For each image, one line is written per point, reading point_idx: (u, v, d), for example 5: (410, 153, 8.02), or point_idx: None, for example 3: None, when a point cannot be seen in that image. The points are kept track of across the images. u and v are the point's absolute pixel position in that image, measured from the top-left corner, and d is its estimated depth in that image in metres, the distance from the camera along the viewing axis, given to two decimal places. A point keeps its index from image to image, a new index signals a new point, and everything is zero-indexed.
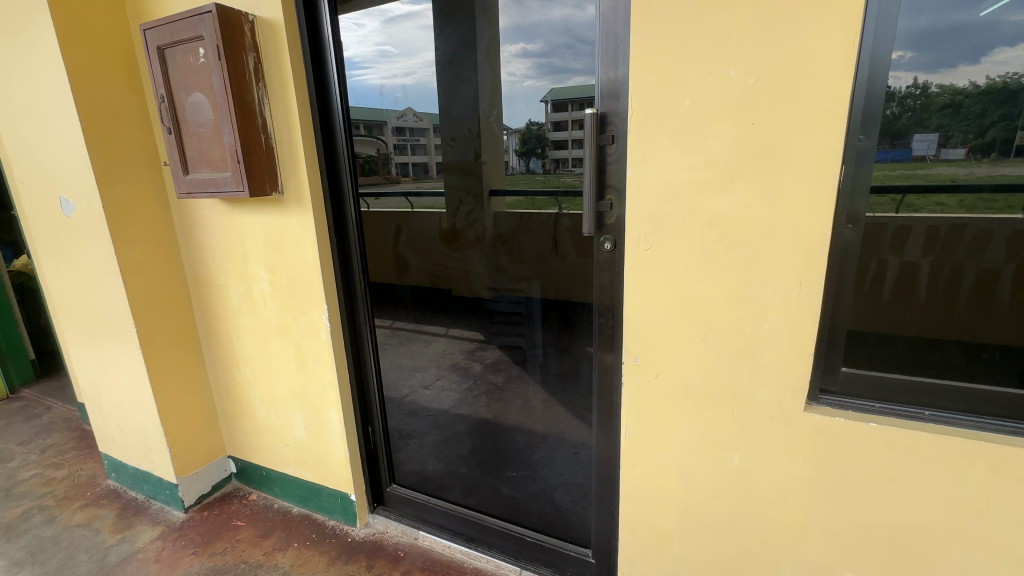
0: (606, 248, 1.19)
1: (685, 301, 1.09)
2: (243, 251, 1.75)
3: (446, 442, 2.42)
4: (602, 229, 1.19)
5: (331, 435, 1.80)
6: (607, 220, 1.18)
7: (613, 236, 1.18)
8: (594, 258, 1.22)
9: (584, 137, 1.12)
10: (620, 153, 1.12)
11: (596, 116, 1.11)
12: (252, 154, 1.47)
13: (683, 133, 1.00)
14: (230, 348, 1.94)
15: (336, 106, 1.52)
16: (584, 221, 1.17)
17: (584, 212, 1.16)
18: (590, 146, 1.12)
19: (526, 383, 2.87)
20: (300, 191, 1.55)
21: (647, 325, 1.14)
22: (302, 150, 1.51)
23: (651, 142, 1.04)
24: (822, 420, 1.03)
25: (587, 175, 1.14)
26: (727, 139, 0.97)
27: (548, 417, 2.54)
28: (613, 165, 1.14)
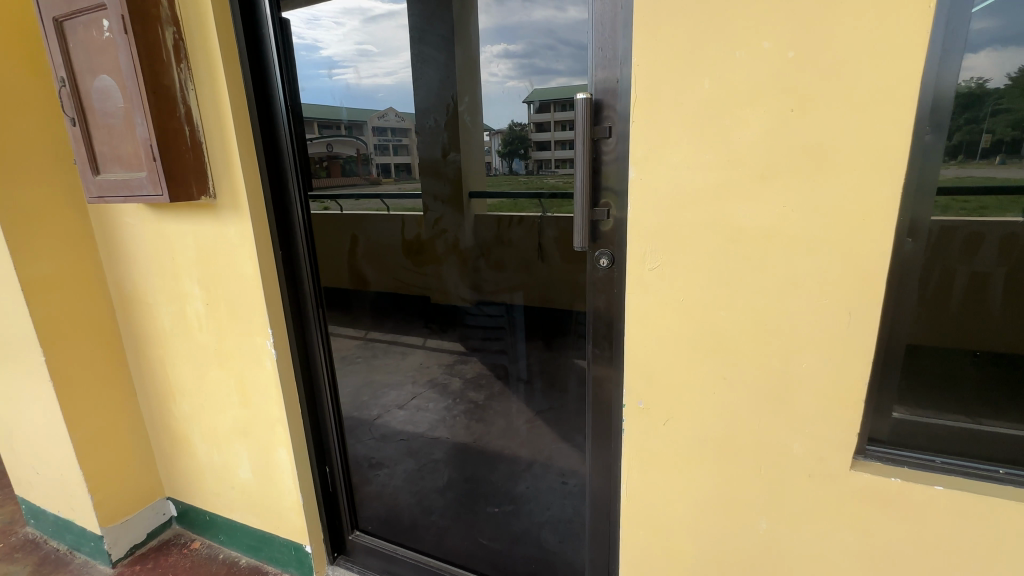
0: (602, 266, 0.98)
1: (703, 331, 0.88)
2: (172, 264, 1.49)
3: (420, 473, 2.17)
4: (597, 242, 0.97)
5: (281, 477, 1.55)
6: (603, 231, 0.96)
7: (610, 250, 0.97)
8: (587, 276, 1.00)
9: (575, 127, 0.91)
10: (620, 148, 0.91)
11: (590, 102, 0.90)
12: (173, 150, 1.22)
13: (701, 123, 0.79)
14: (164, 376, 1.67)
15: (278, 93, 1.27)
16: (575, 232, 0.96)
17: (575, 221, 0.94)
18: (583, 138, 0.90)
19: (509, 400, 2.64)
20: (236, 195, 1.30)
21: (654, 360, 0.93)
22: (236, 145, 1.26)
23: (661, 134, 0.82)
24: (874, 481, 0.83)
25: (580, 174, 0.92)
26: (760, 131, 0.76)
27: (533, 441, 2.31)
28: (611, 164, 0.92)
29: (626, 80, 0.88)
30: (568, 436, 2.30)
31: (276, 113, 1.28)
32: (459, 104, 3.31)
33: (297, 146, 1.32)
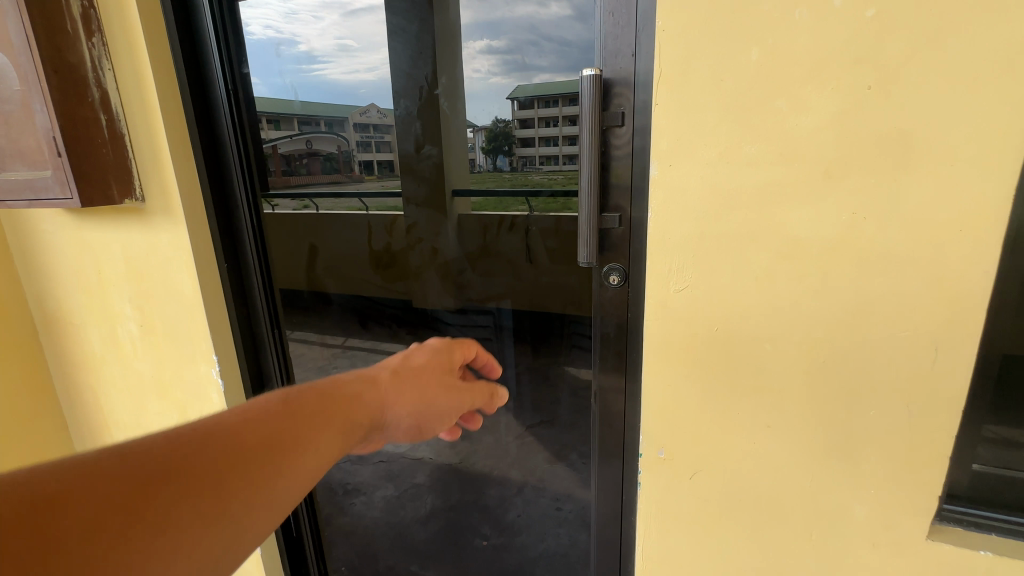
0: (613, 284, 0.81)
1: (743, 368, 0.71)
2: (100, 279, 1.26)
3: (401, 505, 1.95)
4: (606, 254, 0.80)
5: None
6: (613, 243, 0.79)
7: (621, 266, 0.79)
8: (594, 295, 0.83)
9: (580, 112, 0.73)
10: (635, 139, 0.73)
11: (600, 83, 0.72)
12: (85, 144, 1.00)
13: (748, 106, 0.61)
14: (97, 407, 1.44)
15: (217, 73, 1.04)
16: (580, 242, 0.79)
17: (579, 230, 0.77)
18: (590, 126, 0.73)
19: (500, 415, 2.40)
20: (168, 199, 1.08)
21: (679, 402, 0.76)
22: (165, 138, 1.04)
23: (693, 121, 0.64)
24: (958, 555, 0.67)
25: (585, 172, 0.75)
26: (825, 115, 0.59)
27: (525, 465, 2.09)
28: (621, 159, 0.75)
29: (645, 51, 0.69)
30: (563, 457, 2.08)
31: (216, 98, 1.05)
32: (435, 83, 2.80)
33: (243, 139, 1.10)
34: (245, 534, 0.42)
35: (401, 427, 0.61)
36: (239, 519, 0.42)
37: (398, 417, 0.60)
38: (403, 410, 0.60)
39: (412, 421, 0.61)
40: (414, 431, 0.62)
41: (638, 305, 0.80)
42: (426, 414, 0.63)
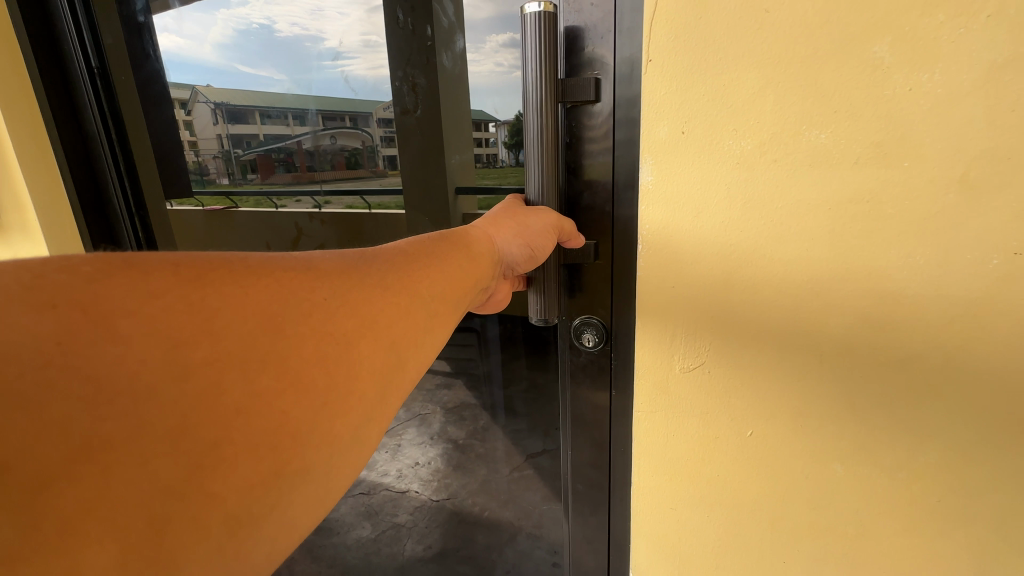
0: (587, 346, 0.53)
1: (791, 496, 0.43)
2: None
3: (370, 557, 1.05)
4: (574, 297, 0.52)
5: None
6: (588, 282, 0.51)
7: (598, 322, 0.51)
8: (561, 358, 0.56)
9: (525, 80, 0.44)
10: (615, 129, 0.45)
11: (553, 33, 0.43)
12: None
13: (812, 60, 0.34)
14: None
15: (75, 55, 0.83)
16: (532, 292, 0.50)
17: (538, 272, 0.49)
18: (540, 104, 0.44)
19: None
20: (24, 211, 0.87)
21: (687, 530, 0.49)
22: (9, 135, 0.82)
23: (712, 91, 0.37)
24: None
25: (536, 192, 0.48)
26: (960, 71, 0.31)
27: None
28: (603, 157, 0.47)
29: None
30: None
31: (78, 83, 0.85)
32: None
33: (115, 131, 0.87)
34: (441, 335, 0.36)
35: (516, 258, 0.45)
36: (445, 300, 0.36)
37: (508, 247, 0.44)
38: (511, 241, 0.44)
39: (526, 255, 0.45)
40: (529, 260, 0.45)
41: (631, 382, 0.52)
42: (541, 239, 0.44)
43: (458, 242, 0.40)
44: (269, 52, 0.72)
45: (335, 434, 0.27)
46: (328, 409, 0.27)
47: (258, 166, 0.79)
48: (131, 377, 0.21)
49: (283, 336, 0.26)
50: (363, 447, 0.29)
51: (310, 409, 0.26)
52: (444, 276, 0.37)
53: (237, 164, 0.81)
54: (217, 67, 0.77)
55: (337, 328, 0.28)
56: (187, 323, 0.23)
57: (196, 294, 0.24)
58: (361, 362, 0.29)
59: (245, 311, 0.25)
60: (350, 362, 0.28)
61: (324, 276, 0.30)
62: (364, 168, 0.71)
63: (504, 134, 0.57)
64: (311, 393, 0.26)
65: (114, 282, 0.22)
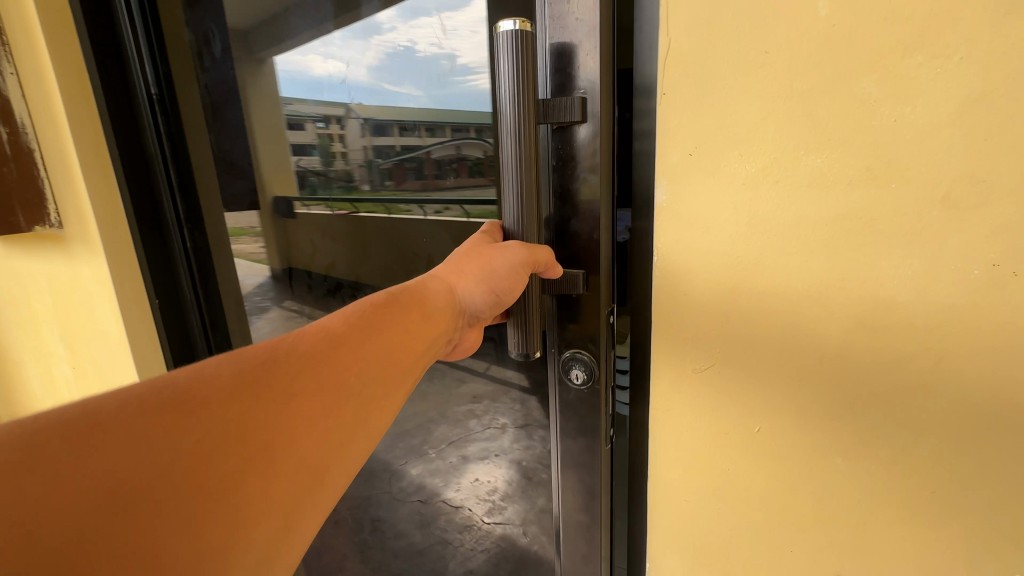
0: (576, 382, 0.59)
1: (797, 487, 0.47)
2: (31, 313, 1.11)
3: (420, 561, 1.02)
4: (567, 329, 0.59)
5: None
6: (579, 317, 0.57)
7: (588, 355, 0.58)
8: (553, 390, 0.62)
9: (500, 100, 0.48)
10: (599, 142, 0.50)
11: (529, 51, 0.47)
12: None
13: (808, 93, 0.39)
14: None
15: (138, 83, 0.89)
16: (513, 326, 0.56)
17: (522, 308, 0.54)
18: (520, 118, 0.48)
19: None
20: (86, 224, 0.91)
21: (700, 520, 0.53)
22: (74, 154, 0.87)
23: (719, 120, 0.42)
24: None
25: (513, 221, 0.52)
26: (940, 102, 0.35)
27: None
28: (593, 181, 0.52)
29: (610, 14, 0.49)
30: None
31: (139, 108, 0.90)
32: None
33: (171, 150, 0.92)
34: (375, 414, 0.43)
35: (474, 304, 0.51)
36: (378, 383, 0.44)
37: (469, 294, 0.52)
38: (472, 289, 0.51)
39: (490, 299, 0.52)
40: (492, 301, 0.52)
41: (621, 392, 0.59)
42: (502, 284, 0.50)
43: (411, 304, 0.48)
44: (406, 68, 0.67)
45: (261, 521, 0.34)
46: (253, 499, 0.34)
47: (394, 176, 0.73)
48: (85, 497, 0.29)
49: (216, 444, 0.34)
50: (293, 527, 0.36)
51: (235, 503, 0.33)
52: (397, 340, 0.46)
53: (379, 173, 0.74)
54: (360, 85, 0.72)
55: (267, 428, 0.36)
56: (153, 436, 0.32)
57: (144, 422, 0.32)
58: (289, 453, 0.37)
59: (184, 429, 0.33)
60: (278, 455, 0.36)
61: (259, 377, 0.37)
62: (485, 178, 0.64)
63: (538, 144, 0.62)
64: (239, 490, 0.34)
65: (80, 425, 0.31)
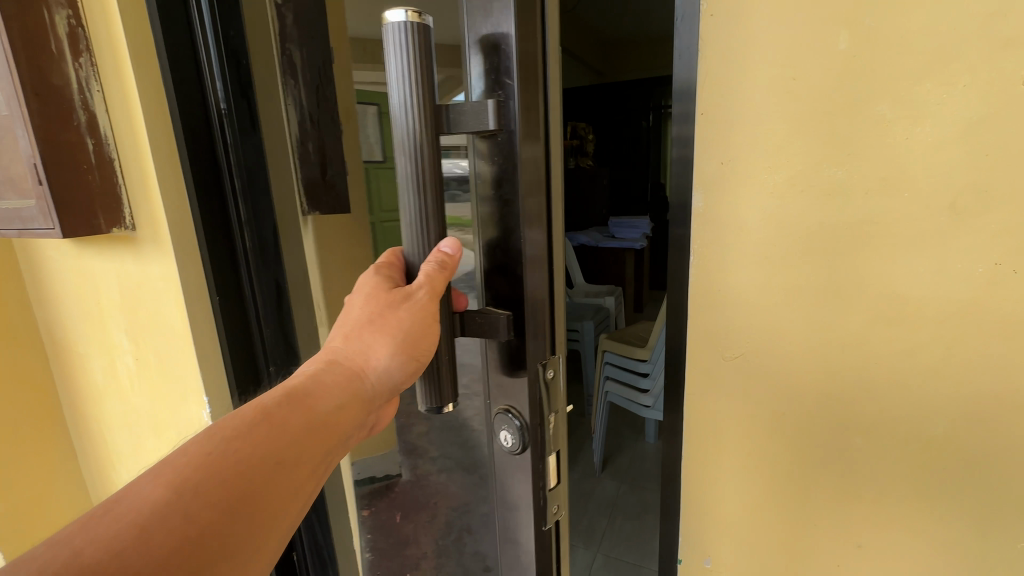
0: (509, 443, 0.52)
1: (821, 465, 0.52)
2: (99, 310, 1.20)
3: None
4: (515, 372, 0.50)
5: None
6: (521, 362, 0.49)
7: (518, 408, 0.50)
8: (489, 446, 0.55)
9: (393, 112, 0.43)
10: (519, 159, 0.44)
11: (424, 50, 0.41)
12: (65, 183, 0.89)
13: (832, 115, 0.44)
14: (103, 442, 1.38)
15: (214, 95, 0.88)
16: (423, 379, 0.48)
17: (439, 360, 0.47)
18: (420, 130, 0.42)
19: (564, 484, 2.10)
20: (156, 226, 0.93)
21: (730, 497, 0.58)
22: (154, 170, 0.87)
23: (751, 139, 0.48)
24: None
25: (414, 255, 0.46)
26: (948, 124, 0.41)
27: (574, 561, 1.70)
28: (529, 202, 0.46)
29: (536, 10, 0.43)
30: (639, 545, 1.75)
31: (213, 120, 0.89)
32: None
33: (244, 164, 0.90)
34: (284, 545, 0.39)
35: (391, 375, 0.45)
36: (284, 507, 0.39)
37: (383, 362, 0.44)
38: (385, 360, 0.44)
39: (408, 364, 0.45)
40: (410, 366, 0.45)
41: (561, 445, 0.54)
42: (421, 344, 0.45)
43: (296, 405, 0.41)
44: None
45: None
46: None
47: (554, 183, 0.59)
48: None
49: None
50: None
51: None
52: (302, 445, 0.40)
53: None
54: None
55: None
56: None
57: None
58: None
59: None
60: None
61: (130, 555, 0.31)
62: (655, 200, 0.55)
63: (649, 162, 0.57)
64: None
65: None
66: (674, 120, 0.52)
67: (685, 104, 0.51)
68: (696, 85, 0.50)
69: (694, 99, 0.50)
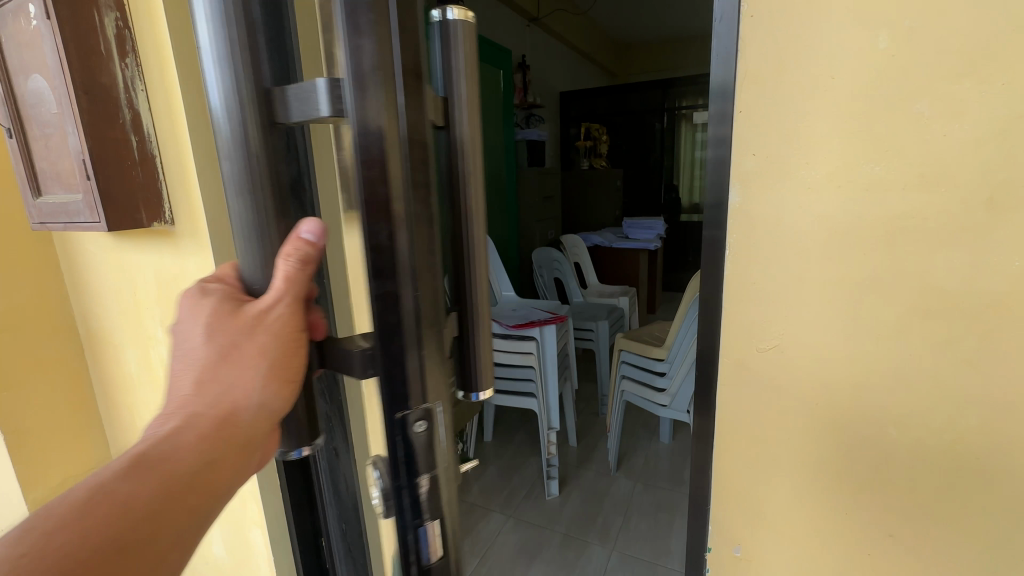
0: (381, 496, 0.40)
1: (853, 456, 0.53)
2: (133, 301, 1.24)
3: None
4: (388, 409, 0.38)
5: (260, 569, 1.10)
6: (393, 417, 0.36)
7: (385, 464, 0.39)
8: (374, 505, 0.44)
9: (215, 122, 0.35)
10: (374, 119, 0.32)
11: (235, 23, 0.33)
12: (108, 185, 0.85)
13: (868, 113, 0.46)
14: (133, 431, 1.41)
15: None
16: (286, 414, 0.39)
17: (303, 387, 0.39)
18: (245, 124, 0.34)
19: (578, 483, 2.10)
20: None
21: (761, 487, 0.59)
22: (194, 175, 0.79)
23: (788, 136, 0.49)
24: None
25: (254, 271, 0.38)
26: (984, 123, 0.42)
27: (591, 558, 1.70)
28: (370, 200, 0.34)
29: None
30: (656, 543, 1.75)
31: None
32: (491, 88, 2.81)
33: None
34: None
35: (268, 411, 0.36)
36: None
37: (250, 400, 0.35)
38: (258, 388, 0.36)
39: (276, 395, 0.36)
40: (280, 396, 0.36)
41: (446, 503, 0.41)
42: (293, 363, 0.37)
43: (158, 463, 0.32)
44: None
45: None
46: None
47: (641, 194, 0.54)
48: None
49: None
50: None
51: None
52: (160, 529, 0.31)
53: None
54: None
55: None
56: None
57: None
58: None
59: None
60: None
61: None
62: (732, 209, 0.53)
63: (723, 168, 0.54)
64: None
65: None
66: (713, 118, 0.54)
67: (724, 102, 0.53)
68: (734, 85, 0.51)
69: (732, 98, 0.52)
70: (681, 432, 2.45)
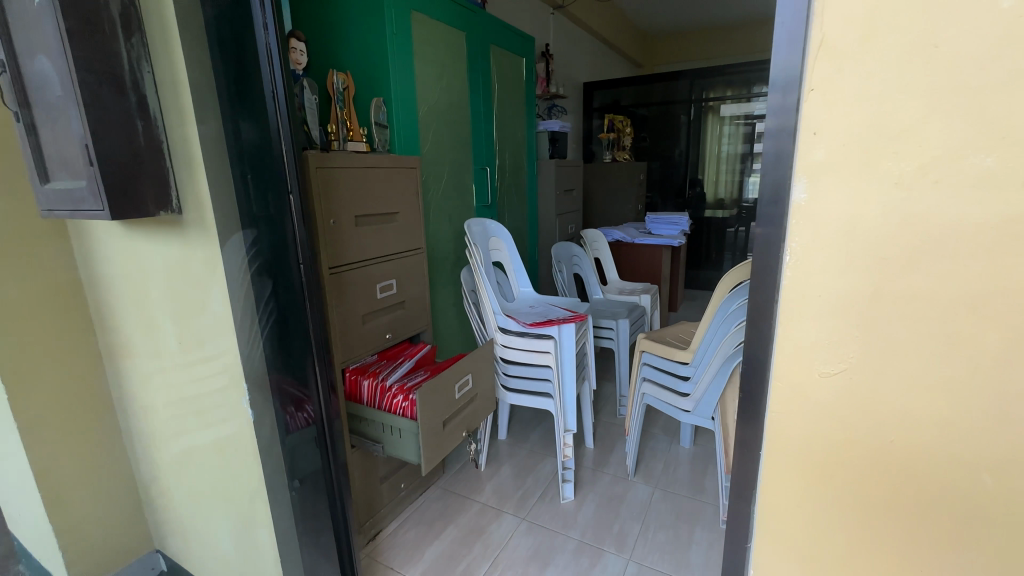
0: None
1: (933, 502, 0.45)
2: (144, 292, 1.22)
3: None
4: None
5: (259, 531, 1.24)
6: None
7: None
8: None
9: None
10: None
11: None
12: (120, 164, 0.93)
13: (983, 90, 0.37)
14: (145, 421, 1.41)
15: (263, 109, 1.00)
16: None
17: None
18: None
19: (594, 487, 2.03)
20: (202, 211, 1.01)
21: (812, 526, 0.52)
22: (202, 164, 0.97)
23: (872, 117, 0.41)
24: None
25: None
26: None
27: (606, 566, 1.64)
28: None
29: None
30: (674, 555, 1.67)
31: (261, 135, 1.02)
32: (513, 77, 2.73)
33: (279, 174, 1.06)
34: None
35: None
36: None
37: None
38: None
39: None
40: None
41: None
42: None
43: None
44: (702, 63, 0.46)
45: None
46: None
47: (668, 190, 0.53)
48: None
49: None
50: None
51: None
52: None
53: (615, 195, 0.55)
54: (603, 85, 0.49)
55: None
56: None
57: None
58: None
59: None
60: None
61: None
62: (785, 210, 0.47)
63: (770, 166, 0.48)
64: None
65: None
66: (771, 112, 0.47)
67: (784, 95, 0.46)
68: (798, 74, 0.44)
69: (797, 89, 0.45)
70: (702, 438, 2.35)
